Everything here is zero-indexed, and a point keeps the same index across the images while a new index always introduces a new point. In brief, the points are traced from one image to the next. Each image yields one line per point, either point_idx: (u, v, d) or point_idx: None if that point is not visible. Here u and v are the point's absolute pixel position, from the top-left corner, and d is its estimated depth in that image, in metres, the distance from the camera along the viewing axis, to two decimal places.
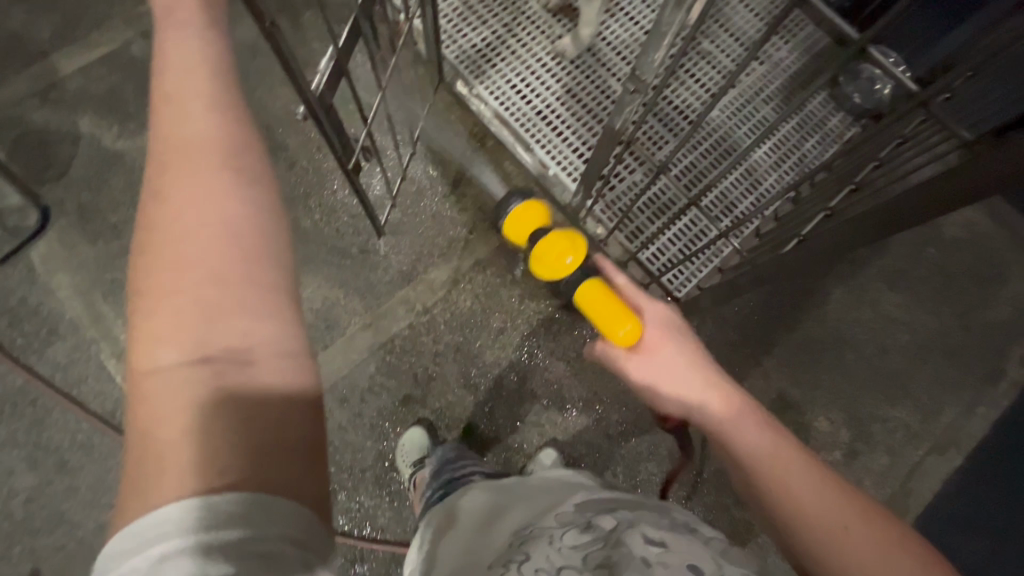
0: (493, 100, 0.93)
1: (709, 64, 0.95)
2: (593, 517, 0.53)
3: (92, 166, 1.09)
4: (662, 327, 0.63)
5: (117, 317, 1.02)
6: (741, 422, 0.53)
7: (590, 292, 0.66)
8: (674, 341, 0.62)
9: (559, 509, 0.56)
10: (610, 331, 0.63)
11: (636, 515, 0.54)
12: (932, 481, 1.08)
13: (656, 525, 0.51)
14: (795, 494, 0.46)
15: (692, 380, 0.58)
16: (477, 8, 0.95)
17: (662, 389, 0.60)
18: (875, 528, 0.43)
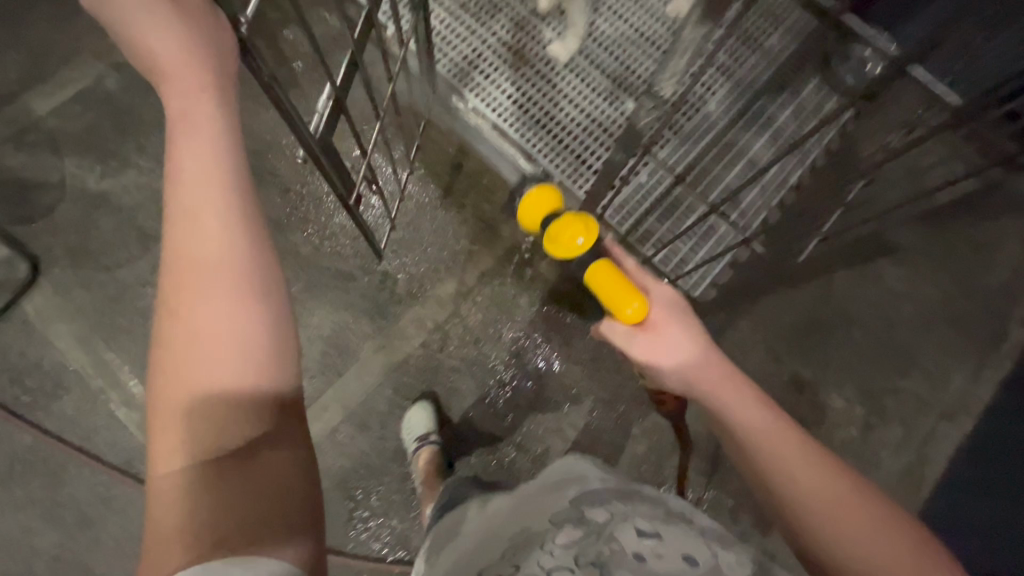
0: (490, 112, 0.92)
1: None
2: (585, 510, 0.59)
3: (78, 209, 1.06)
4: (668, 305, 0.60)
5: (123, 363, 1.00)
6: (752, 409, 0.53)
7: (598, 272, 0.62)
8: (680, 321, 0.59)
9: (552, 507, 0.61)
10: (616, 310, 0.60)
11: (630, 508, 0.60)
12: (946, 447, 1.10)
13: (648, 518, 0.58)
14: (790, 478, 0.50)
15: (699, 362, 0.56)
16: (464, 18, 0.93)
17: (668, 368, 0.58)
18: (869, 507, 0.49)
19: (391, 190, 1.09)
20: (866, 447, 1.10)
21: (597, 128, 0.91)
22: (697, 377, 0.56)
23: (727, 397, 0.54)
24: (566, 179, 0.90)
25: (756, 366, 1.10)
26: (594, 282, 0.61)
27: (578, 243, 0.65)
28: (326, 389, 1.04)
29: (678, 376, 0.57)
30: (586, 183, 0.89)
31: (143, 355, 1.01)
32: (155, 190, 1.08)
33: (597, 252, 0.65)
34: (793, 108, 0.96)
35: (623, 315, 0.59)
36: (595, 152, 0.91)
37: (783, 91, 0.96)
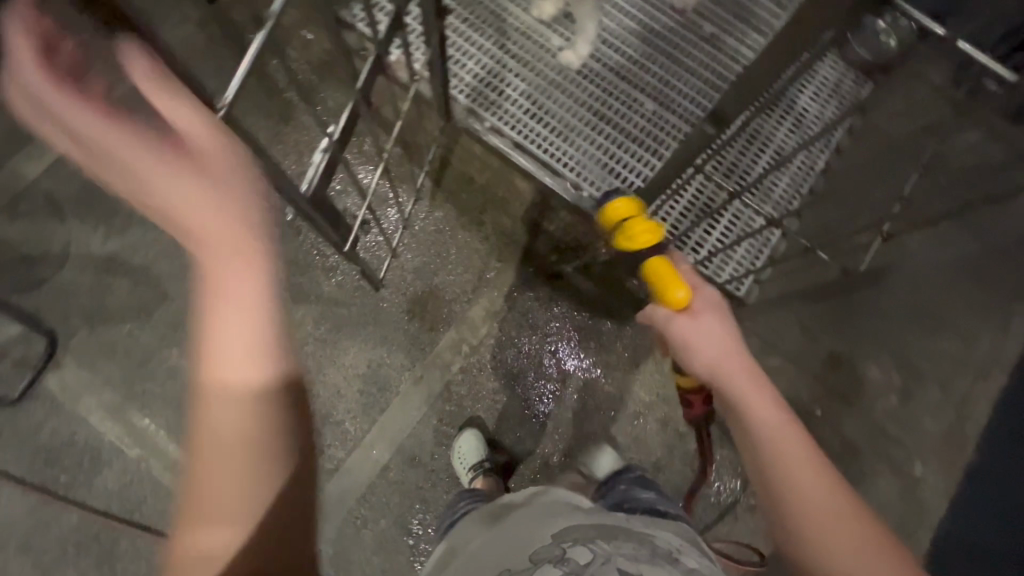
0: (509, 129, 0.88)
1: (714, 48, 0.94)
2: (568, 549, 0.61)
3: (87, 275, 1.02)
4: (710, 302, 0.62)
5: (160, 428, 0.97)
6: (771, 412, 0.54)
7: (655, 262, 0.62)
8: (716, 314, 0.60)
9: (536, 543, 0.64)
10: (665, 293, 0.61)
11: (614, 546, 0.62)
12: (984, 405, 1.11)
13: (632, 557, 0.60)
14: (792, 474, 0.51)
15: (726, 356, 0.58)
16: (471, 35, 0.90)
17: (694, 351, 0.59)
18: (857, 518, 0.49)
19: (392, 225, 1.07)
20: (909, 414, 1.10)
21: (619, 134, 0.89)
22: (719, 368, 0.57)
23: (749, 395, 0.55)
24: (596, 193, 0.87)
25: (792, 348, 1.10)
26: (649, 270, 0.62)
27: (644, 238, 0.64)
28: (371, 427, 1.02)
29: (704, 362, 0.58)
30: (620, 196, 0.87)
31: (179, 417, 0.98)
32: (163, 245, 1.03)
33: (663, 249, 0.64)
34: (809, 89, 0.95)
35: (666, 297, 0.61)
36: (621, 160, 0.88)
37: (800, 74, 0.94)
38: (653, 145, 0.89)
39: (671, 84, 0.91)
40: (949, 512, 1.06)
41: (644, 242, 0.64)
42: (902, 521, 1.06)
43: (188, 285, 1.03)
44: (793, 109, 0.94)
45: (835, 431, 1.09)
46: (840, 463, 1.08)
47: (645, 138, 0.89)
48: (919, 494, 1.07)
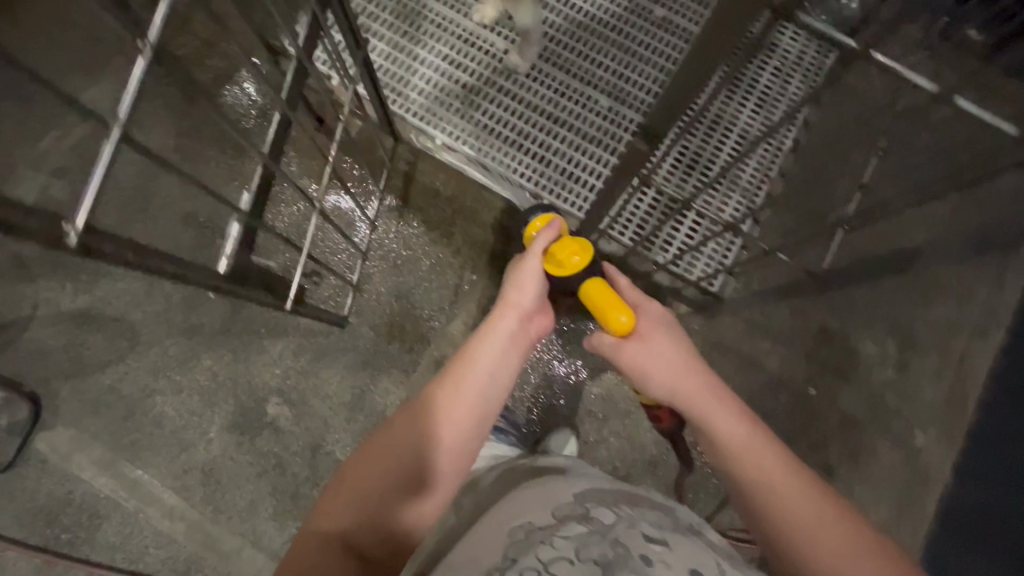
0: (461, 144, 0.85)
1: (667, 31, 0.90)
2: (591, 509, 0.62)
3: (62, 331, 1.02)
4: (654, 321, 0.73)
5: (154, 477, 0.98)
6: (726, 415, 0.65)
7: (590, 284, 0.74)
8: (664, 334, 0.72)
9: (557, 499, 0.64)
10: (610, 318, 0.72)
11: (637, 512, 0.63)
12: (983, 363, 1.08)
13: (654, 524, 0.61)
14: (748, 461, 0.62)
15: (682, 372, 0.69)
16: (410, 47, 0.87)
17: (652, 374, 0.70)
18: (804, 481, 0.60)
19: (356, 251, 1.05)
20: (906, 382, 1.08)
21: (575, 136, 0.86)
22: (677, 384, 0.69)
23: (705, 404, 0.67)
24: (557, 200, 0.85)
25: (782, 327, 1.07)
26: (587, 295, 0.74)
27: (573, 259, 0.75)
28: None
29: (663, 381, 0.70)
30: (580, 201, 0.84)
31: (172, 464, 0.99)
32: (135, 293, 1.03)
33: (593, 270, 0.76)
34: (770, 65, 0.91)
35: (613, 324, 0.72)
36: (580, 164, 0.85)
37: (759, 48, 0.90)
38: (611, 143, 0.86)
39: (625, 76, 0.88)
40: (953, 478, 1.05)
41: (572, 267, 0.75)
42: (905, 491, 1.05)
43: (164, 331, 1.02)
44: (755, 86, 0.90)
45: (832, 407, 1.07)
46: (840, 439, 1.06)
47: (602, 136, 0.86)
48: (921, 462, 1.06)
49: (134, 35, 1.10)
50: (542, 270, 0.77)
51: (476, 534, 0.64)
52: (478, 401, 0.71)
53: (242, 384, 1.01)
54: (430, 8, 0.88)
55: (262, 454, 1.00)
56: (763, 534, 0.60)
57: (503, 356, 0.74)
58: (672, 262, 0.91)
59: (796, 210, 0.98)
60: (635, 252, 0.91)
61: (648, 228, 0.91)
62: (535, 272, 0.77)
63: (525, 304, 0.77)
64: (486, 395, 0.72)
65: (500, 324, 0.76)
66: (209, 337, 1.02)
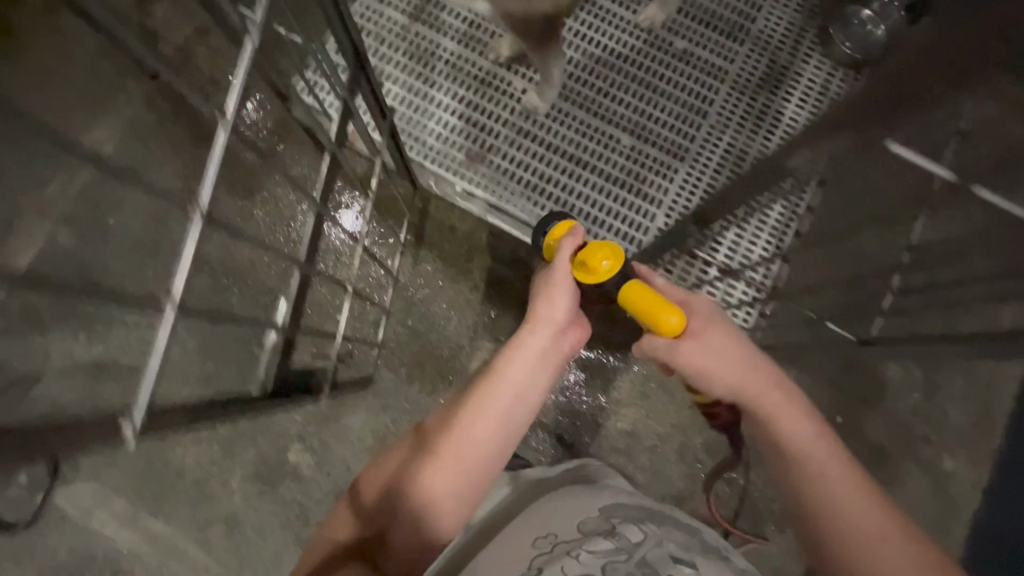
0: (482, 191, 0.83)
1: (689, 64, 0.87)
2: (617, 525, 0.60)
3: (77, 383, 1.00)
4: (711, 317, 0.66)
5: (177, 529, 0.97)
6: (792, 414, 0.64)
7: (629, 287, 0.63)
8: (723, 330, 0.66)
9: (584, 514, 0.62)
10: (659, 323, 0.63)
11: (664, 531, 0.61)
12: (1010, 386, 1.07)
13: (681, 544, 0.59)
14: (811, 462, 0.62)
15: (746, 372, 0.65)
16: (426, 90, 0.85)
17: (715, 374, 0.65)
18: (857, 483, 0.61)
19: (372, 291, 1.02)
20: (933, 408, 1.07)
21: (599, 178, 0.84)
22: (742, 385, 0.64)
23: (769, 404, 0.64)
24: None
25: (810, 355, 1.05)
26: (627, 300, 0.63)
27: (603, 263, 0.64)
28: None
29: (726, 381, 0.65)
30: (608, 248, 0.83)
31: (195, 515, 0.97)
32: (149, 343, 1.01)
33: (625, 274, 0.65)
34: (796, 95, 0.88)
35: (663, 326, 0.62)
36: (604, 208, 0.84)
37: (785, 79, 0.88)
38: (635, 184, 0.85)
39: (647, 113, 0.86)
40: (982, 504, 1.04)
41: (601, 274, 0.64)
42: (934, 518, 1.04)
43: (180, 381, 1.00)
44: (781, 118, 0.88)
45: (859, 435, 1.05)
46: (868, 467, 1.05)
47: (626, 179, 0.85)
48: (950, 489, 1.05)
49: (135, 74, 1.07)
50: (573, 279, 0.67)
51: (497, 543, 0.62)
52: (500, 427, 0.64)
53: (262, 432, 1.00)
54: (446, 48, 0.86)
55: (285, 502, 0.99)
56: (812, 528, 0.61)
57: (533, 372, 0.66)
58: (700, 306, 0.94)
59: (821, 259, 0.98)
60: None
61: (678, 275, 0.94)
62: (566, 283, 0.68)
63: (557, 318, 0.68)
64: (511, 421, 0.64)
65: (529, 340, 0.68)
66: (226, 385, 1.00)
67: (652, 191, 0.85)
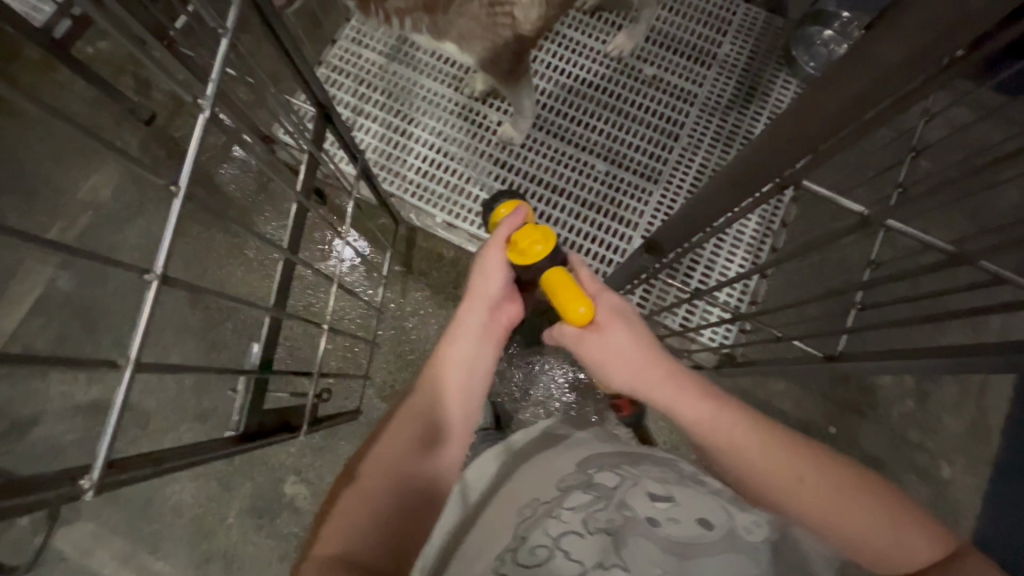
0: (462, 222, 0.86)
1: (658, 89, 0.90)
2: (594, 475, 0.51)
3: (75, 424, 1.02)
4: (609, 308, 0.61)
5: (176, 566, 0.97)
6: (688, 399, 0.56)
7: (551, 274, 0.61)
8: (625, 323, 0.60)
9: (559, 474, 0.55)
10: (568, 313, 0.59)
11: (641, 470, 0.52)
12: (1003, 390, 1.06)
13: (659, 480, 0.50)
14: (741, 451, 0.53)
15: (643, 362, 0.58)
16: (404, 126, 0.88)
17: (612, 370, 0.59)
18: (807, 461, 0.51)
19: (362, 321, 1.04)
20: (927, 415, 1.06)
21: (575, 203, 0.87)
22: (640, 378, 0.57)
23: (670, 395, 0.56)
24: None
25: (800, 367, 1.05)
26: (547, 285, 0.60)
27: (537, 248, 0.64)
28: None
29: (622, 378, 0.58)
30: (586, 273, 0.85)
31: (192, 551, 0.98)
32: (146, 382, 1.03)
33: (556, 258, 0.64)
34: (765, 114, 0.91)
35: (572, 317, 0.59)
36: (583, 233, 0.86)
37: (753, 99, 0.91)
38: (611, 209, 0.87)
39: (620, 138, 0.89)
40: (986, 513, 1.02)
41: (533, 257, 0.63)
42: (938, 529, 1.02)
43: (177, 417, 1.03)
44: (752, 137, 0.90)
45: (854, 446, 1.05)
46: None
47: (602, 203, 0.87)
48: (951, 497, 1.03)
49: (131, 121, 1.10)
50: (506, 260, 0.66)
51: (482, 527, 0.53)
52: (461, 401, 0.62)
53: (258, 465, 1.01)
54: (422, 85, 0.89)
55: (282, 535, 0.99)
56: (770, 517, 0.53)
57: (478, 344, 0.64)
58: (681, 325, 0.97)
59: (805, 273, 0.98)
60: (650, 319, 0.96)
61: (658, 297, 0.97)
62: (498, 259, 0.66)
63: (491, 291, 0.66)
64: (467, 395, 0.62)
65: (466, 317, 0.65)
66: (222, 419, 1.02)
67: (628, 215, 0.87)
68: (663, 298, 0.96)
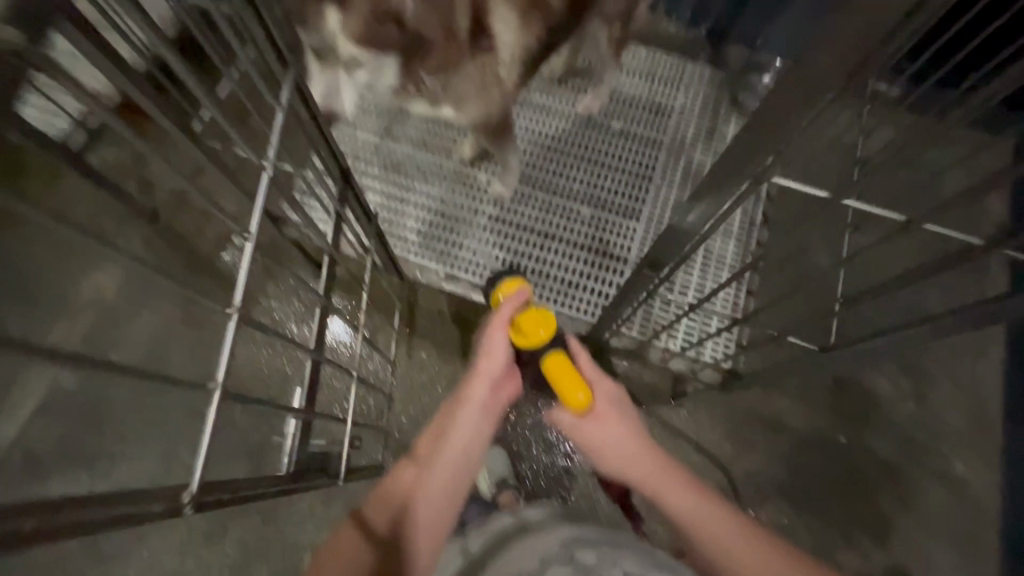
0: (464, 274, 0.93)
1: (627, 139, 1.00)
2: (576, 551, 0.61)
3: (77, 529, 0.98)
4: (607, 399, 0.70)
5: None
6: (673, 488, 0.62)
7: (551, 358, 0.68)
8: (618, 414, 0.69)
9: (544, 547, 0.64)
10: (567, 397, 0.66)
11: (618, 551, 0.63)
12: (995, 382, 1.09)
13: (636, 562, 0.60)
14: (718, 542, 0.58)
15: (632, 449, 0.66)
16: (401, 194, 0.96)
17: (605, 454, 0.67)
18: (774, 557, 0.57)
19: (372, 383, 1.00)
20: (929, 415, 1.08)
21: (566, 247, 0.94)
22: (629, 463, 0.65)
23: (656, 480, 0.63)
24: (562, 308, 0.91)
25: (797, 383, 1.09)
26: (547, 370, 0.67)
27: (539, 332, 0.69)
28: None
29: (612, 460, 0.66)
30: (587, 308, 0.92)
31: None
32: (153, 475, 1.01)
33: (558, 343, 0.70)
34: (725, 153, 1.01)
35: (571, 402, 0.66)
36: (579, 273, 0.93)
37: (711, 139, 1.02)
38: (600, 249, 0.94)
39: (599, 185, 0.97)
40: (1004, 506, 1.03)
41: (534, 341, 0.69)
42: (963, 529, 1.02)
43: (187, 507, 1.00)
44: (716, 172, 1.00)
45: (866, 454, 1.06)
46: (883, 487, 1.05)
47: (591, 244, 0.94)
48: (969, 494, 1.04)
49: (133, 220, 1.16)
50: (509, 341, 0.70)
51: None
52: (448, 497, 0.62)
53: (275, 546, 0.98)
54: (414, 156, 0.98)
55: None
56: None
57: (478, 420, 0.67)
58: (682, 346, 1.04)
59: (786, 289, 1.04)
60: (649, 344, 1.04)
61: (654, 323, 1.05)
62: (503, 341, 0.70)
63: (494, 371, 0.69)
64: (455, 490, 0.63)
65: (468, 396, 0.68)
66: (234, 504, 1.00)
67: (617, 252, 0.94)
68: (660, 323, 1.05)
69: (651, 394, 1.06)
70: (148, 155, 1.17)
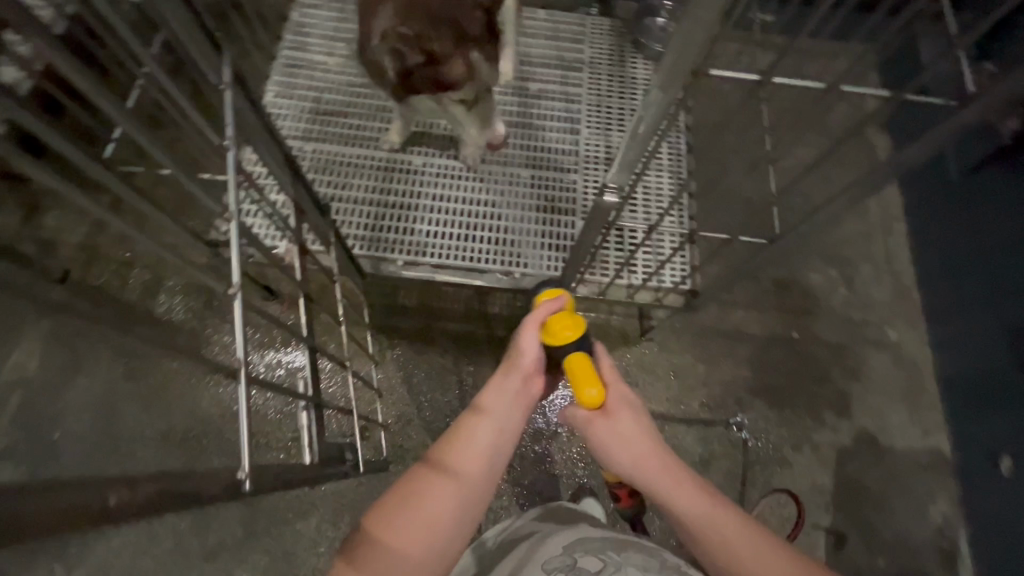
0: (423, 257, 0.97)
1: (549, 99, 1.05)
2: (579, 558, 0.62)
3: None
4: (619, 398, 0.64)
5: None
6: (689, 495, 0.57)
7: (574, 359, 0.64)
8: (631, 413, 0.63)
9: (548, 553, 0.64)
10: (579, 395, 0.62)
11: (623, 556, 0.62)
12: (903, 254, 1.24)
13: (640, 567, 0.60)
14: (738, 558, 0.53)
15: (646, 453, 0.59)
16: (343, 190, 0.99)
17: (616, 456, 0.61)
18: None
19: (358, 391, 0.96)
20: (858, 295, 1.21)
21: (511, 211, 0.99)
22: (641, 467, 0.59)
23: (671, 485, 0.57)
24: (524, 269, 0.96)
25: (742, 293, 1.19)
26: (572, 369, 0.63)
27: (567, 332, 0.66)
28: None
29: (624, 461, 0.60)
30: (546, 263, 0.97)
31: None
32: (136, 546, 0.93)
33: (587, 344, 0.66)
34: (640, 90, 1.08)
35: (584, 400, 0.61)
36: (530, 233, 0.98)
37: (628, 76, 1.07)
38: (544, 207, 0.99)
39: (532, 148, 1.02)
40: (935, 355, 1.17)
41: (562, 337, 0.65)
42: (908, 384, 1.15)
43: (182, 569, 0.93)
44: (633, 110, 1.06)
45: (816, 341, 1.17)
46: (837, 367, 1.16)
47: (534, 204, 1.00)
48: (906, 354, 1.17)
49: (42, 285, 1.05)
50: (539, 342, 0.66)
51: None
52: (475, 482, 0.53)
53: None
54: (347, 153, 1.01)
55: None
56: None
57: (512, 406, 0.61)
58: (640, 278, 1.11)
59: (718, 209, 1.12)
60: (613, 284, 1.11)
61: (611, 262, 1.12)
62: (533, 342, 0.66)
63: (525, 364, 0.65)
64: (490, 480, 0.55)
65: (499, 384, 0.63)
66: (234, 550, 0.94)
67: (563, 207, 0.99)
68: (620, 261, 1.12)
69: (621, 334, 1.12)
70: (43, 214, 1.07)
